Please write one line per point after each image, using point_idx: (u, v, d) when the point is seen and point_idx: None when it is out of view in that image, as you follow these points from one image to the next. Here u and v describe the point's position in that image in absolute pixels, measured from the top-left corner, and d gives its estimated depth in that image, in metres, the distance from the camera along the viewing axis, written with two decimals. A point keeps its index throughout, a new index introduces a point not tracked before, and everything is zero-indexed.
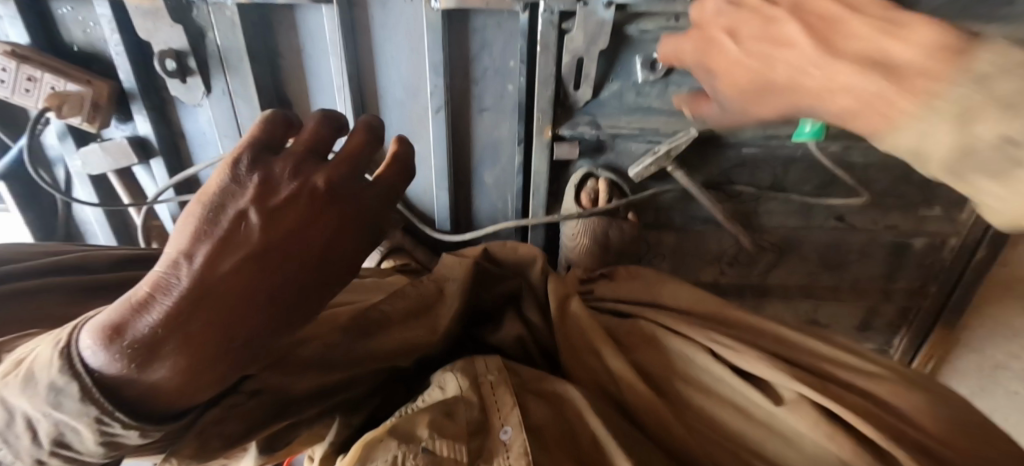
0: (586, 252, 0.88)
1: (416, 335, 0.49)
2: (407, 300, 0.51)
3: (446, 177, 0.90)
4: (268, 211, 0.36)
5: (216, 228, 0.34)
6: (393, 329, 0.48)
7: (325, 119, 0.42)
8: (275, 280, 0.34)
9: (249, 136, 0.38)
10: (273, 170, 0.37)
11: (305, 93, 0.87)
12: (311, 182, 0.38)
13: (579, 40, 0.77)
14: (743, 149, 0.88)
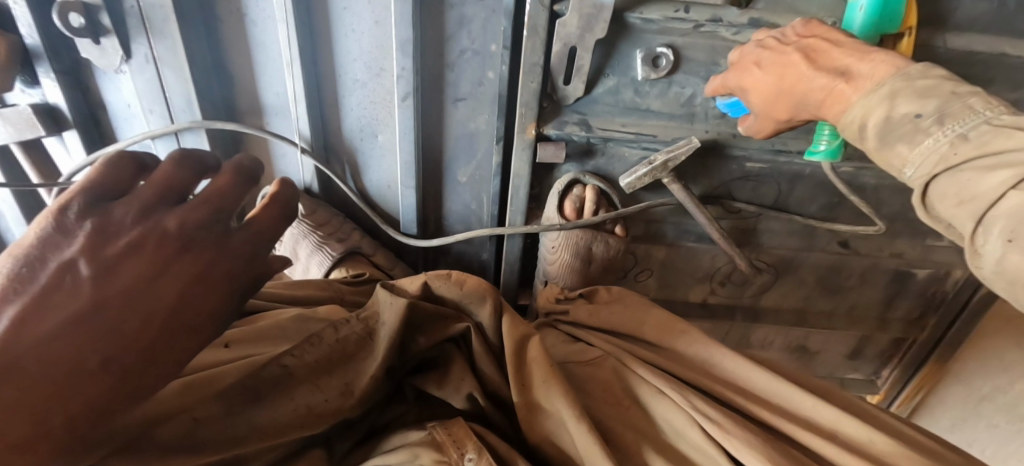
0: (566, 270, 0.78)
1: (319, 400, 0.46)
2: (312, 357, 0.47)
3: (413, 174, 0.79)
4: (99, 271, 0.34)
5: (30, 285, 0.32)
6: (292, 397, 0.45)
7: (184, 159, 0.39)
8: (108, 349, 0.33)
9: (84, 179, 0.36)
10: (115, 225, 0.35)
11: (250, 65, 0.73)
12: (160, 231, 0.36)
13: (573, 25, 0.65)
14: (747, 162, 0.79)
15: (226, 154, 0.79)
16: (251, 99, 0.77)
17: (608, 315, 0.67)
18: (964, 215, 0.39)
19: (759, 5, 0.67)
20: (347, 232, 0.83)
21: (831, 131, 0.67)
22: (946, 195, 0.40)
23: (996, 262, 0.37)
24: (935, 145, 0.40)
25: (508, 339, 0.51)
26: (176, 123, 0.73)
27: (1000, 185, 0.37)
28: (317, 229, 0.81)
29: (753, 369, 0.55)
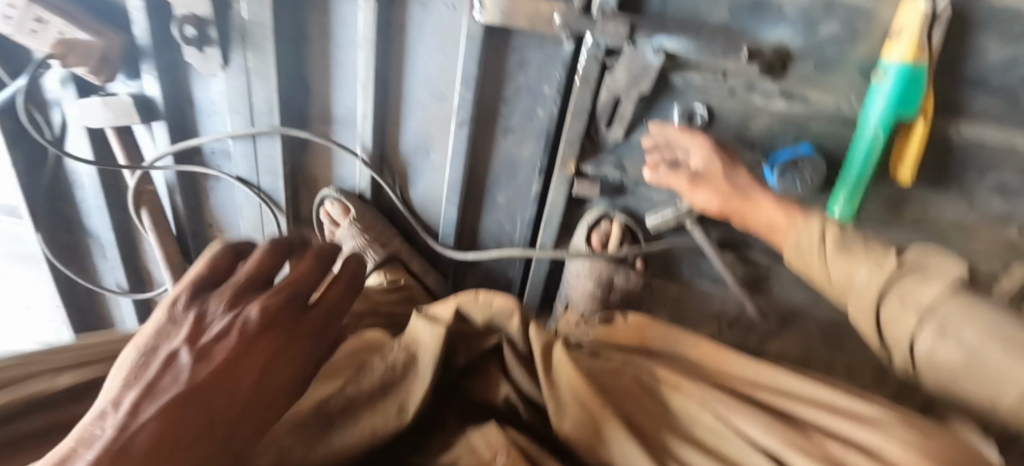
0: (588, 297, 0.84)
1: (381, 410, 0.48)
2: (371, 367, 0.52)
3: (457, 193, 0.86)
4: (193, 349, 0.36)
5: (145, 374, 0.33)
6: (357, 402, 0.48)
7: (274, 246, 0.45)
8: (220, 406, 0.33)
9: (196, 273, 0.42)
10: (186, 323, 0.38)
11: (327, 82, 0.82)
12: (248, 322, 0.39)
13: (621, 80, 0.73)
14: (765, 215, 0.85)
15: (292, 156, 0.88)
16: (323, 110, 0.85)
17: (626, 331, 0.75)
18: (910, 314, 0.48)
19: (790, 79, 0.74)
20: (390, 239, 0.90)
21: (850, 194, 0.78)
22: (893, 298, 0.50)
23: (929, 346, 0.46)
24: (874, 271, 0.54)
25: (535, 343, 0.57)
26: (256, 126, 0.82)
27: (936, 294, 0.47)
28: (365, 232, 0.87)
29: (762, 357, 0.60)
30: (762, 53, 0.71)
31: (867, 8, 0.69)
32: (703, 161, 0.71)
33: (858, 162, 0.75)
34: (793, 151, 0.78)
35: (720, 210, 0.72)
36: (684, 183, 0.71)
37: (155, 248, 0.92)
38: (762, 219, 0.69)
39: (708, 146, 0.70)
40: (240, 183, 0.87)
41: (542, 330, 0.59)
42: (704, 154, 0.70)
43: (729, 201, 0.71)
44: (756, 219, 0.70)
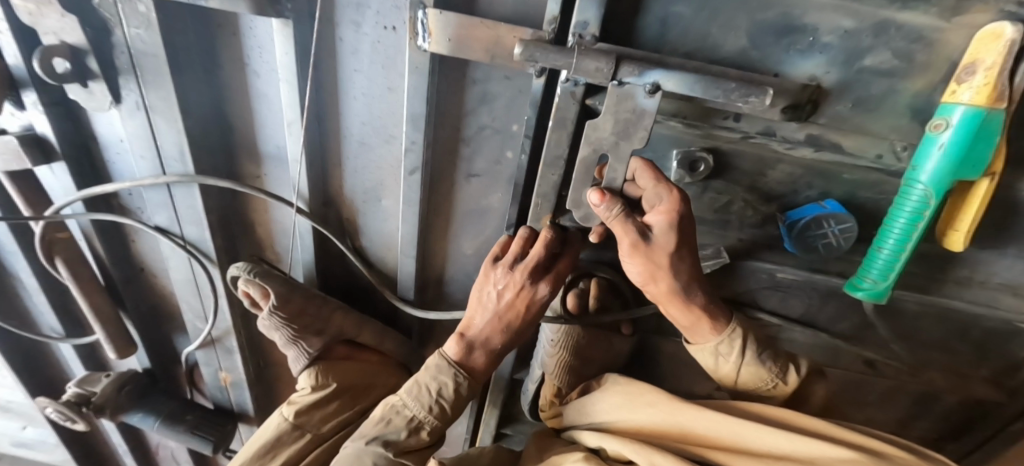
0: (565, 370, 0.74)
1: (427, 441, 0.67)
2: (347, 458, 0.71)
3: (415, 244, 0.73)
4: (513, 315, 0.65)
5: None
6: (411, 413, 0.66)
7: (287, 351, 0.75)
8: None
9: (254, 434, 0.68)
10: (478, 340, 0.67)
11: (251, 117, 0.67)
12: None
13: (607, 129, 0.55)
14: (778, 273, 0.71)
15: (221, 202, 0.74)
16: (251, 147, 0.70)
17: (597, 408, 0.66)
18: None
19: (819, 120, 0.59)
20: (324, 321, 0.76)
21: (880, 272, 0.62)
22: None
23: None
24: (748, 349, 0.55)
25: None
26: (165, 175, 0.67)
27: None
28: (290, 325, 0.72)
29: (735, 422, 0.53)
30: (786, 92, 0.55)
31: (928, 35, 0.53)
32: (662, 225, 0.53)
33: (897, 231, 0.59)
34: (819, 209, 0.62)
35: (644, 285, 0.57)
36: (625, 243, 0.54)
37: (79, 302, 0.80)
38: (684, 318, 0.58)
39: (673, 212, 0.52)
40: (161, 235, 0.73)
41: None
42: (663, 220, 0.52)
43: (656, 280, 0.56)
44: (677, 317, 0.59)
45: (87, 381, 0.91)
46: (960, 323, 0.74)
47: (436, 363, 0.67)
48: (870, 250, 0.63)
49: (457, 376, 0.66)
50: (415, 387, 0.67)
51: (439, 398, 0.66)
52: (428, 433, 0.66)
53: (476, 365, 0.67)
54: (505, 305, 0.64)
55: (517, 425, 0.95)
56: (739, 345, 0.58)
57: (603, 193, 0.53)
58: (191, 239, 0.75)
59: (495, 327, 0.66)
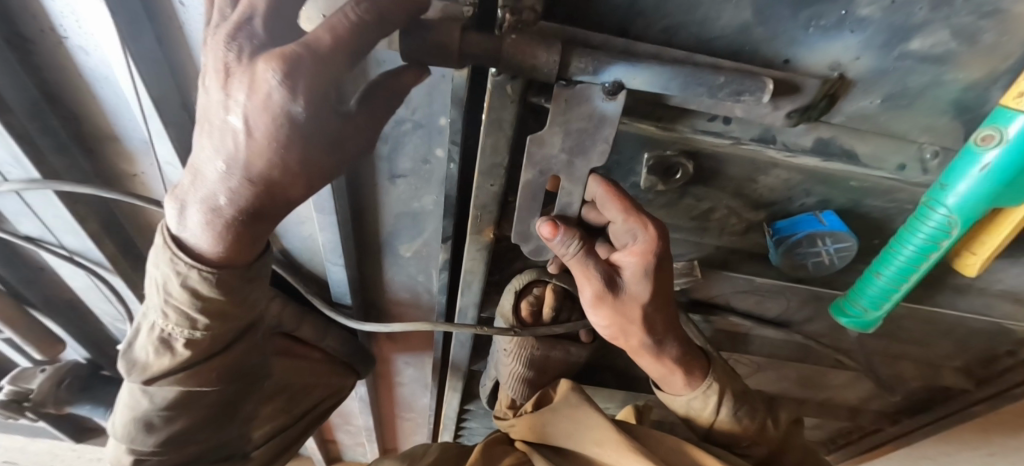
0: (519, 382, 0.67)
1: (197, 357, 0.46)
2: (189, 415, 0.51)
3: (343, 253, 0.62)
4: (250, 155, 0.32)
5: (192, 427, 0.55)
6: (153, 319, 0.44)
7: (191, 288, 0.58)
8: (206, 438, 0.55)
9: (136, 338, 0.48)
10: (214, 198, 0.35)
11: (98, 103, 0.51)
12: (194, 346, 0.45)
13: (556, 146, 0.41)
14: (756, 280, 0.63)
15: (98, 207, 0.60)
16: (116, 139, 0.55)
17: (547, 428, 0.59)
18: None
19: (833, 120, 0.45)
20: None
21: (872, 300, 0.53)
22: None
23: None
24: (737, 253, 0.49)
25: None
26: (7, 183, 0.53)
27: None
28: None
29: None
30: (802, 92, 0.41)
31: (1005, 9, 0.37)
32: (634, 267, 0.42)
33: (903, 258, 0.49)
34: (816, 226, 0.51)
35: (611, 339, 0.47)
36: (587, 291, 0.43)
37: None
38: (657, 370, 0.48)
39: (650, 255, 0.40)
40: (35, 247, 0.60)
41: None
42: (637, 263, 0.41)
43: (626, 335, 0.46)
44: (649, 368, 0.49)
45: (21, 377, 0.81)
46: (944, 325, 0.68)
47: (155, 244, 0.40)
48: (866, 271, 0.54)
49: (177, 267, 0.39)
50: (146, 280, 0.43)
51: (168, 303, 0.42)
52: (186, 347, 0.44)
53: (207, 255, 0.39)
54: (249, 137, 0.31)
55: (478, 403, 0.92)
56: (715, 400, 0.48)
57: (557, 225, 0.41)
58: (76, 248, 0.63)
59: (235, 186, 0.33)
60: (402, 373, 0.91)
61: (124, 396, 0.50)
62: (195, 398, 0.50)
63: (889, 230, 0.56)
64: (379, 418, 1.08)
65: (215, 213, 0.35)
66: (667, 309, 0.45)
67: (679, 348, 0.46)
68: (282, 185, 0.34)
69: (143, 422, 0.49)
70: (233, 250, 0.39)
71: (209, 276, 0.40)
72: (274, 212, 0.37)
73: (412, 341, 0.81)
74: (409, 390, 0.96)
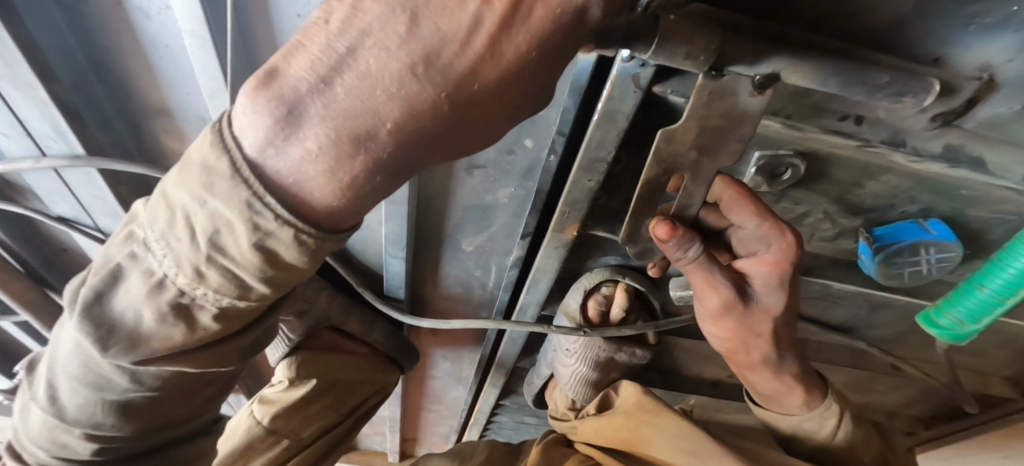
0: (582, 382, 0.65)
1: (222, 332, 0.35)
2: (172, 397, 0.39)
3: (404, 245, 0.57)
4: (466, 76, 0.24)
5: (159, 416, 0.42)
6: (162, 273, 0.31)
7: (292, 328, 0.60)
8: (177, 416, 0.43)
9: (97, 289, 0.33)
10: (368, 117, 0.25)
11: (151, 75, 0.45)
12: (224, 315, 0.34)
13: (687, 143, 0.37)
14: (833, 286, 0.61)
15: (139, 188, 0.55)
16: (165, 113, 0.49)
17: (627, 436, 0.58)
18: None
19: (966, 126, 0.42)
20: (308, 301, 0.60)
21: (970, 312, 0.51)
22: None
23: None
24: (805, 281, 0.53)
25: None
26: (47, 159, 0.47)
27: None
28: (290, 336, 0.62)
29: None
30: (952, 95, 0.37)
31: None
32: (763, 275, 0.41)
33: (1012, 271, 0.47)
34: (923, 235, 0.49)
35: (727, 350, 0.46)
36: (712, 300, 0.42)
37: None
38: (770, 387, 0.47)
39: (784, 264, 0.39)
40: (69, 229, 0.55)
41: None
42: (769, 273, 0.40)
43: (748, 349, 0.45)
44: (758, 383, 0.49)
45: None
46: (1008, 334, 0.67)
47: (211, 166, 0.27)
48: (966, 282, 0.51)
49: (257, 217, 0.28)
50: (169, 213, 0.30)
51: (209, 259, 0.30)
52: (215, 319, 0.33)
53: (311, 203, 0.28)
54: (487, 55, 0.24)
55: (515, 398, 0.90)
56: (833, 422, 0.47)
57: (673, 227, 0.38)
58: (113, 230, 0.58)
59: (412, 100, 0.24)
60: (437, 367, 0.87)
61: (72, 365, 0.37)
62: (190, 378, 0.38)
63: (984, 242, 0.54)
64: (405, 409, 1.05)
65: (364, 137, 0.25)
66: (789, 319, 0.44)
67: (798, 364, 0.46)
68: (472, 113, 0.26)
69: (115, 404, 0.38)
70: (347, 207, 0.29)
71: (302, 237, 0.29)
72: (400, 167, 0.28)
73: (455, 336, 0.78)
74: (440, 383, 0.93)
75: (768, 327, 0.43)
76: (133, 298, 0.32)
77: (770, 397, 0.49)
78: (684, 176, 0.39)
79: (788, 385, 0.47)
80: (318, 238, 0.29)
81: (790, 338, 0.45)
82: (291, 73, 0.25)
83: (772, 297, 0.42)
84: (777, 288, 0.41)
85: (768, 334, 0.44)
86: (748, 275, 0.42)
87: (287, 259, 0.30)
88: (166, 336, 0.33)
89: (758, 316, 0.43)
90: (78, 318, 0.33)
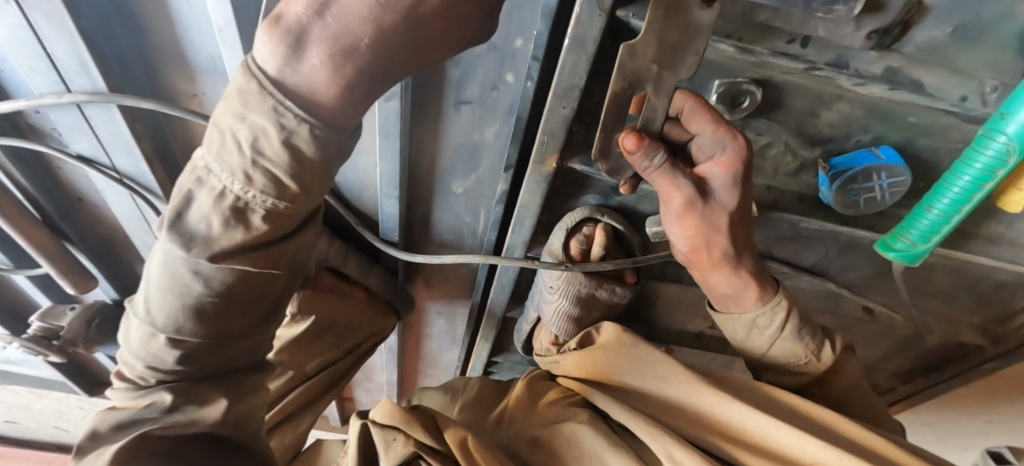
0: (565, 319, 0.68)
1: (271, 233, 0.40)
2: (238, 306, 0.44)
3: (397, 184, 0.61)
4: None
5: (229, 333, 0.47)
6: (219, 183, 0.37)
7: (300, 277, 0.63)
8: (244, 330, 0.47)
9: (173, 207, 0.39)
10: (351, 33, 0.32)
11: (166, 13, 0.50)
12: (275, 214, 0.39)
13: (647, 56, 0.41)
14: (800, 224, 0.65)
15: (152, 127, 0.60)
16: (178, 54, 0.54)
17: (601, 364, 0.61)
18: None
19: (903, 50, 0.46)
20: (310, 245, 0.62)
21: (922, 233, 0.56)
22: None
23: None
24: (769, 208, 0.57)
25: (454, 445, 0.52)
26: (71, 94, 0.52)
27: None
28: None
29: (762, 416, 0.49)
30: (881, 12, 0.42)
31: None
32: (719, 176, 0.45)
33: (957, 190, 0.51)
34: (874, 161, 0.53)
35: (690, 252, 0.50)
36: (675, 199, 0.45)
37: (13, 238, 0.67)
38: (729, 286, 0.51)
39: (737, 164, 0.43)
40: (88, 167, 0.60)
41: (454, 427, 0.55)
42: (724, 173, 0.44)
43: (709, 244, 0.48)
44: (717, 285, 0.52)
45: (50, 315, 0.80)
46: (972, 275, 0.71)
47: (241, 89, 0.34)
48: (917, 207, 0.55)
49: (281, 120, 0.34)
50: (218, 136, 0.36)
51: (254, 163, 0.36)
52: (264, 221, 0.39)
53: (317, 106, 0.35)
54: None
55: (507, 356, 0.93)
56: (781, 317, 0.51)
57: (640, 138, 0.42)
58: (127, 171, 0.62)
59: (383, 17, 0.32)
60: (432, 324, 0.91)
61: (160, 277, 0.42)
62: (256, 282, 0.43)
63: (937, 174, 0.58)
64: (402, 375, 1.08)
65: (349, 50, 0.32)
66: (743, 219, 0.48)
67: (754, 261, 0.50)
68: (433, 26, 0.33)
69: (193, 309, 0.42)
70: (348, 108, 0.35)
71: (317, 135, 0.35)
72: (385, 72, 0.35)
73: (448, 288, 0.81)
74: (436, 343, 0.96)
75: (726, 226, 0.47)
76: (205, 209, 0.38)
77: (727, 300, 0.53)
78: (647, 88, 0.43)
79: (747, 284, 0.51)
80: (328, 140, 0.36)
81: (746, 238, 0.49)
82: (290, 11, 0.32)
83: (728, 195, 0.46)
84: (730, 186, 0.45)
85: (727, 232, 0.47)
86: (708, 175, 0.45)
87: (309, 162, 0.36)
88: (230, 239, 0.39)
89: (717, 215, 0.46)
90: (163, 234, 0.39)
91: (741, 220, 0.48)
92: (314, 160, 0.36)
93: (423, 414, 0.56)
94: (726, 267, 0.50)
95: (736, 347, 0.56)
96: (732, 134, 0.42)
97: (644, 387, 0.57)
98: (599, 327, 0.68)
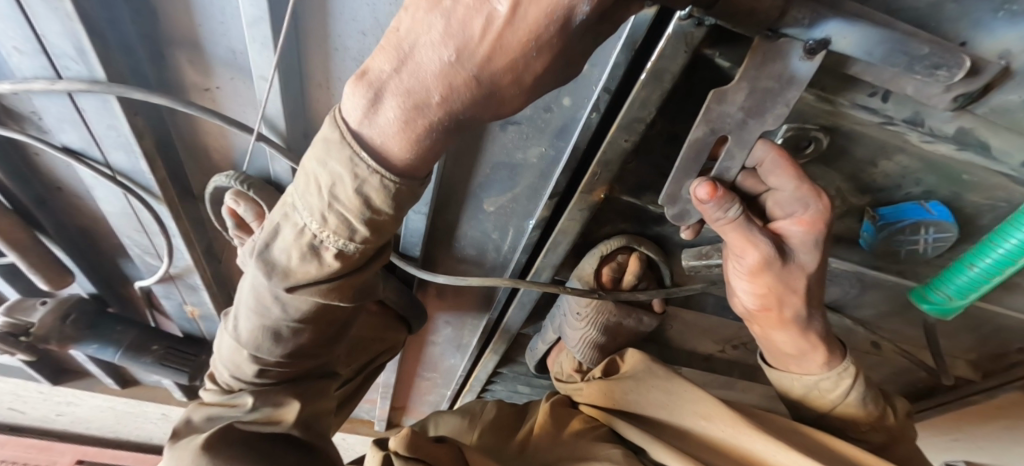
0: (590, 346, 0.67)
1: (345, 271, 0.38)
2: (317, 334, 0.45)
3: (428, 200, 0.57)
4: (496, 50, 0.26)
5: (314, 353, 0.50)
6: (301, 222, 0.35)
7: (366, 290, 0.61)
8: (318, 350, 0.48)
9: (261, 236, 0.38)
10: (426, 92, 0.28)
11: None
12: (343, 258, 0.36)
13: (736, 105, 0.38)
14: (831, 263, 0.64)
15: (153, 120, 0.53)
16: (191, 42, 0.47)
17: (633, 397, 0.60)
18: None
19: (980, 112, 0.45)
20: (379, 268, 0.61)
21: (958, 288, 0.56)
22: None
23: None
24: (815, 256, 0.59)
25: None
26: (63, 82, 0.45)
27: None
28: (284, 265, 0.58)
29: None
30: (975, 76, 0.40)
31: None
32: (799, 236, 0.44)
33: (1002, 251, 0.50)
34: (924, 215, 0.53)
35: (760, 310, 0.49)
36: (751, 256, 0.44)
37: None
38: (794, 347, 0.51)
39: (819, 225, 0.42)
40: (77, 162, 0.53)
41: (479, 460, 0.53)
42: (805, 233, 0.43)
43: (780, 303, 0.47)
44: (782, 344, 0.51)
45: (18, 308, 0.74)
46: (979, 319, 0.73)
47: (326, 137, 0.32)
48: (958, 262, 0.55)
49: (354, 170, 0.31)
50: (302, 178, 0.35)
51: (329, 208, 0.34)
52: (336, 258, 0.36)
53: (390, 159, 0.32)
54: (508, 30, 0.25)
55: (513, 366, 0.91)
56: (847, 383, 0.51)
57: (715, 188, 0.40)
58: (121, 167, 0.55)
59: (456, 82, 0.27)
60: (438, 333, 0.88)
61: (246, 299, 0.43)
62: (328, 312, 0.43)
63: (974, 227, 0.58)
64: (398, 377, 1.05)
65: (420, 111, 0.28)
66: (819, 280, 0.47)
67: (824, 325, 0.49)
68: (503, 95, 0.28)
69: (272, 331, 0.43)
70: (421, 161, 0.32)
71: (388, 186, 0.32)
72: (462, 127, 0.30)
73: (461, 301, 0.78)
74: (439, 350, 0.93)
75: (799, 286, 0.46)
76: (286, 245, 0.37)
77: (787, 358, 0.53)
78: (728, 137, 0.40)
79: (813, 347, 0.50)
80: (400, 195, 0.33)
81: (816, 297, 0.48)
82: (373, 66, 0.29)
83: (810, 257, 0.45)
84: (812, 247, 0.44)
85: (801, 291, 0.47)
86: (789, 234, 0.44)
87: (381, 216, 0.34)
88: (304, 274, 0.37)
89: (793, 275, 0.46)
90: (252, 260, 0.39)
91: (816, 281, 0.47)
92: (387, 212, 0.34)
93: (450, 447, 0.53)
94: (792, 324, 0.49)
95: (790, 401, 0.56)
96: (818, 194, 0.41)
97: (680, 426, 0.55)
98: (624, 355, 0.67)
